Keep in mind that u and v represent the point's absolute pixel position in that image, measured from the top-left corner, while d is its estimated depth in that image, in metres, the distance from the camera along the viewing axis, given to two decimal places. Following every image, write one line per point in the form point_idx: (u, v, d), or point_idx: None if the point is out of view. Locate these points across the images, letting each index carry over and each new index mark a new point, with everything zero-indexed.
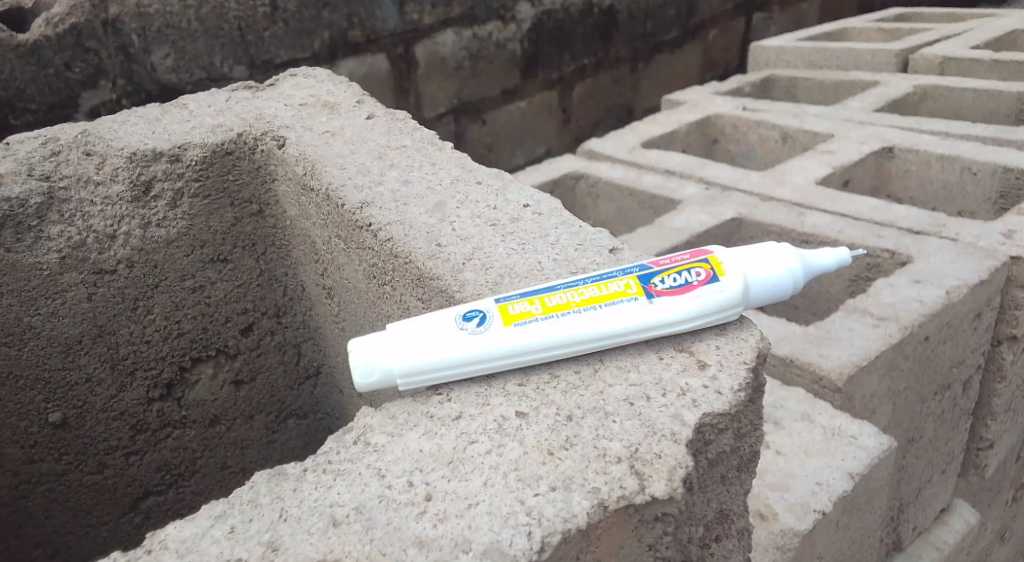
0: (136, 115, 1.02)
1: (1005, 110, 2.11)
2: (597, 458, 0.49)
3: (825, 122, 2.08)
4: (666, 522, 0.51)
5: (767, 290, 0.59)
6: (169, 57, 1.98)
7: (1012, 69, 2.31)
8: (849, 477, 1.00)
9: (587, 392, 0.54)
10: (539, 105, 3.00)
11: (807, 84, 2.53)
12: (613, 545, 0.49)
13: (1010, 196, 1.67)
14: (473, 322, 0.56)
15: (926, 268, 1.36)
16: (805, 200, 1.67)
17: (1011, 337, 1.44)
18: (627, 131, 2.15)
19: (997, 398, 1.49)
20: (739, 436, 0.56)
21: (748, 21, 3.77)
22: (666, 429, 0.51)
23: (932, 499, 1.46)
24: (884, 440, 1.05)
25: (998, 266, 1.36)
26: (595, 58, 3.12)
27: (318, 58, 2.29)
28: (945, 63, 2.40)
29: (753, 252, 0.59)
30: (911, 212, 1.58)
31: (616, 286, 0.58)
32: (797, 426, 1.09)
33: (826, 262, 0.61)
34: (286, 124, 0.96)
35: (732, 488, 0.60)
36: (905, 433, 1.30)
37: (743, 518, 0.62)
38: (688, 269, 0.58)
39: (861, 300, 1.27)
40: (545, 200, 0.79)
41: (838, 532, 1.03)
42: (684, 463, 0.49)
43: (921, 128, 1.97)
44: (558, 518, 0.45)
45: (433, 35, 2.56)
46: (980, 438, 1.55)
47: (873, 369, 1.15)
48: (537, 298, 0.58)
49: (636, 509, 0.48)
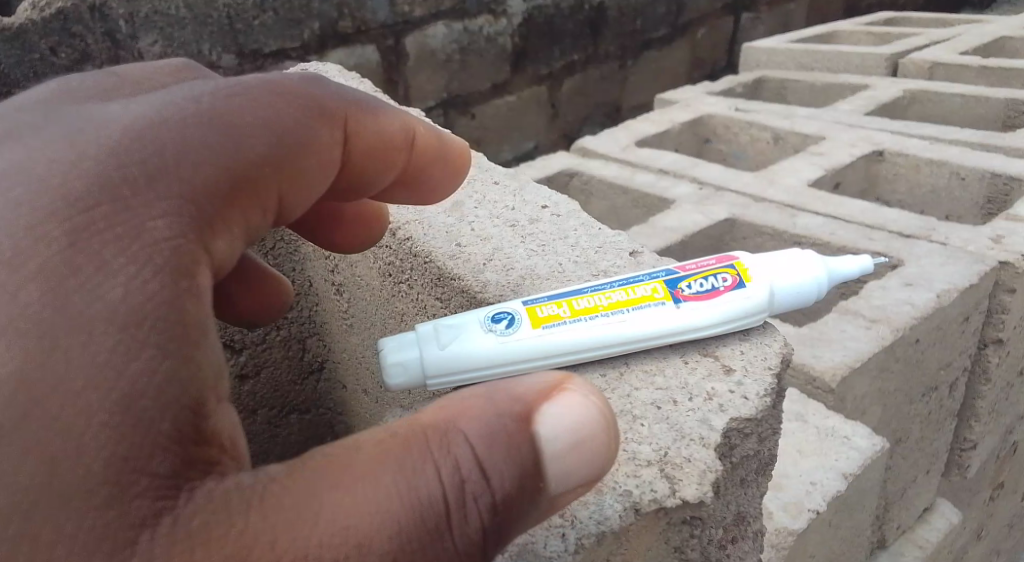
0: None
1: (991, 116, 2.14)
2: (628, 461, 0.50)
3: (816, 124, 2.11)
4: (693, 525, 0.52)
5: (793, 297, 0.59)
6: (157, 44, 1.96)
7: (999, 75, 2.34)
8: (842, 477, 1.02)
9: (613, 395, 0.55)
10: (529, 100, 3.01)
11: (796, 86, 2.56)
12: (643, 546, 0.50)
13: (997, 202, 1.71)
14: (502, 323, 0.56)
15: (915, 271, 1.38)
16: (796, 202, 1.69)
17: (996, 341, 1.47)
18: (620, 130, 2.16)
19: (981, 399, 1.53)
20: (760, 440, 0.57)
21: (737, 20, 3.78)
22: (695, 433, 0.52)
23: (916, 499, 1.49)
24: (877, 441, 1.07)
25: (987, 270, 1.39)
26: (584, 53, 3.13)
27: (306, 48, 2.27)
28: (932, 69, 2.44)
29: (780, 260, 0.60)
30: (901, 215, 1.60)
31: (643, 290, 0.58)
32: (790, 426, 1.11)
33: (847, 270, 0.62)
34: None
35: (750, 490, 0.61)
36: (893, 433, 1.33)
37: (758, 520, 0.63)
38: (715, 274, 0.58)
39: (853, 302, 1.29)
40: (562, 201, 0.80)
41: (829, 531, 1.05)
42: (713, 467, 0.50)
43: (909, 132, 2.00)
44: (592, 520, 0.46)
45: (423, 28, 2.55)
46: (963, 440, 1.58)
47: (865, 371, 1.17)
48: (565, 301, 0.57)
49: (667, 513, 0.49)
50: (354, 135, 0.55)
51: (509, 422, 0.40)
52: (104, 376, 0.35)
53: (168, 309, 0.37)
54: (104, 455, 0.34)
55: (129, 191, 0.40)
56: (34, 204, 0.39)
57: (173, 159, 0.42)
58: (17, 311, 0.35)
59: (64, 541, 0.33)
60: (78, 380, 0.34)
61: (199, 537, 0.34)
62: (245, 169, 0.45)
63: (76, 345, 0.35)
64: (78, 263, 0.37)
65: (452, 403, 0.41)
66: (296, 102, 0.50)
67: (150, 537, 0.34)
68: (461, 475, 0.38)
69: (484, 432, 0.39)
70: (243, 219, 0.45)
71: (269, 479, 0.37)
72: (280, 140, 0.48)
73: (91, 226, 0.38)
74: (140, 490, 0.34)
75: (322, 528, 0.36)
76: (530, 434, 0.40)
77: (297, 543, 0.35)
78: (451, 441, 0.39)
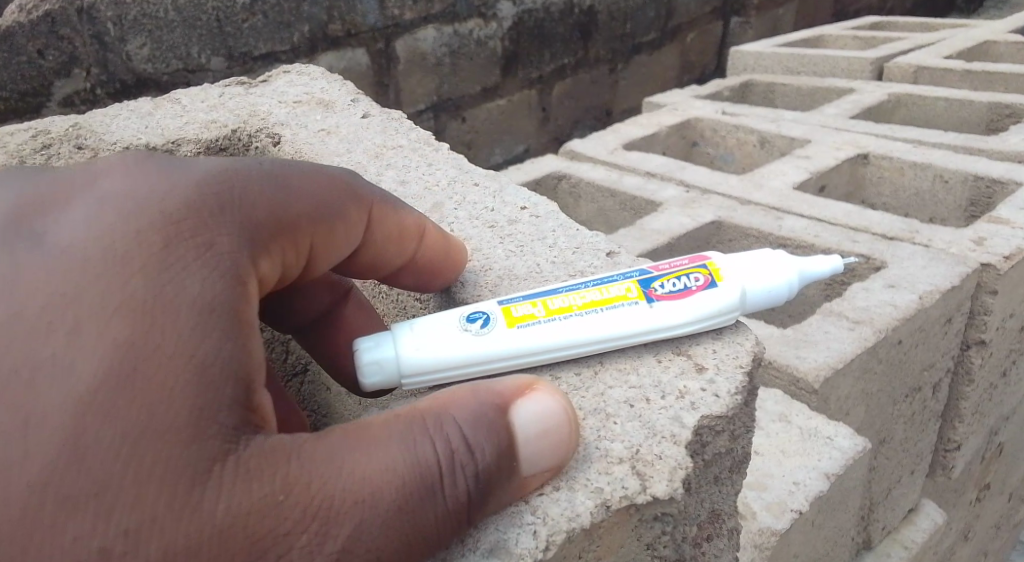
0: (128, 109, 1.01)
1: (975, 119, 2.17)
2: (599, 459, 0.50)
3: (802, 127, 2.13)
4: (665, 522, 0.53)
5: (765, 297, 0.60)
6: (146, 47, 1.96)
7: (983, 79, 2.37)
8: (825, 477, 1.03)
9: (588, 393, 0.56)
10: (519, 103, 3.02)
11: (784, 89, 2.58)
12: (614, 543, 0.51)
13: (980, 204, 1.73)
14: (477, 323, 0.57)
15: (899, 273, 1.39)
16: (782, 204, 1.70)
17: (979, 342, 1.48)
18: (607, 134, 2.17)
19: (964, 400, 1.54)
20: (733, 438, 0.58)
21: (726, 24, 3.80)
22: (667, 431, 0.52)
23: (901, 499, 1.50)
24: (859, 442, 1.08)
25: (969, 272, 1.40)
26: (574, 57, 3.14)
27: (296, 51, 2.27)
28: (917, 73, 2.47)
29: (753, 260, 0.60)
30: (885, 218, 1.61)
31: (616, 290, 0.59)
32: (774, 427, 1.11)
33: (822, 270, 0.62)
34: (281, 120, 0.96)
35: (724, 488, 0.61)
36: (877, 434, 1.34)
37: (733, 518, 0.64)
38: (687, 274, 0.59)
39: (837, 303, 1.30)
40: (542, 202, 0.80)
41: (813, 531, 1.06)
42: (684, 464, 0.51)
43: (894, 136, 2.02)
44: (563, 517, 0.47)
45: (413, 31, 2.56)
46: (947, 440, 1.60)
47: (848, 372, 1.18)
48: (539, 301, 0.58)
49: (638, 510, 0.50)
50: (375, 223, 0.60)
51: (494, 411, 0.45)
52: (190, 346, 0.41)
53: (234, 367, 0.42)
54: (190, 409, 0.40)
55: (203, 213, 0.47)
56: (130, 211, 0.46)
57: (222, 227, 0.47)
58: (105, 341, 0.40)
59: (154, 471, 0.38)
60: (171, 348, 0.41)
61: (251, 477, 0.40)
62: (290, 217, 0.52)
63: (167, 321, 0.41)
64: (156, 311, 0.41)
65: (448, 393, 0.46)
66: (338, 184, 0.57)
67: (218, 474, 0.39)
68: (451, 448, 0.42)
69: (471, 415, 0.44)
70: (280, 256, 0.52)
71: (301, 439, 0.43)
72: (317, 207, 0.54)
73: (176, 234, 0.45)
74: (213, 437, 0.40)
75: (336, 480, 0.41)
76: (510, 421, 0.45)
77: (316, 485, 0.41)
78: (443, 422, 0.43)
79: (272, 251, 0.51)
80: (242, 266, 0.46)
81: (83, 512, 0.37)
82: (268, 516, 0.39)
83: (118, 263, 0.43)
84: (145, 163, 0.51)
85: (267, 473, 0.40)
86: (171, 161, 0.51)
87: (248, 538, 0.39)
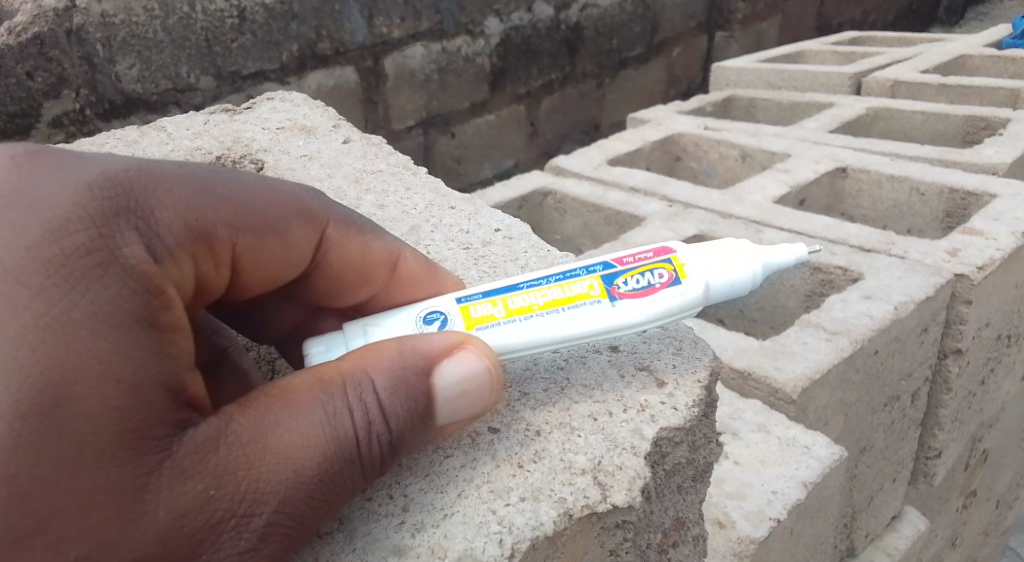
0: (115, 137, 1.04)
1: (952, 131, 2.23)
2: (563, 470, 0.53)
3: (782, 142, 2.17)
4: (626, 529, 0.55)
5: (727, 290, 0.63)
6: (135, 67, 1.98)
7: (959, 92, 2.43)
8: (802, 486, 1.06)
9: (554, 408, 0.58)
10: (507, 119, 3.06)
11: (765, 104, 2.63)
12: (578, 551, 0.54)
13: (956, 215, 1.78)
14: (433, 325, 0.60)
15: (875, 283, 1.43)
16: (762, 218, 1.74)
17: (956, 351, 1.52)
18: (592, 150, 2.21)
19: (943, 408, 1.58)
20: (693, 448, 0.61)
21: (710, 39, 3.87)
22: (628, 443, 0.55)
23: (883, 506, 1.53)
24: (836, 450, 1.11)
25: (943, 282, 1.44)
26: (561, 73, 3.19)
27: (285, 70, 2.31)
28: (894, 87, 2.52)
29: (717, 254, 0.63)
30: (862, 230, 1.65)
31: (579, 287, 0.61)
32: (754, 436, 1.14)
33: (789, 261, 0.65)
34: (264, 147, 1.00)
35: (688, 497, 0.64)
36: (856, 442, 1.37)
37: (698, 525, 0.67)
38: (651, 270, 0.61)
39: (815, 315, 1.34)
40: (515, 223, 0.83)
41: (791, 538, 1.08)
42: (642, 474, 0.54)
43: (872, 149, 2.07)
44: (528, 526, 0.50)
45: (402, 48, 2.60)
46: (928, 448, 1.63)
47: (825, 382, 1.21)
48: (499, 300, 0.60)
49: (599, 517, 0.53)
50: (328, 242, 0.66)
51: (413, 375, 0.51)
52: (113, 372, 0.43)
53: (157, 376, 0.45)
54: (119, 431, 0.43)
55: (101, 222, 0.47)
56: (25, 226, 0.45)
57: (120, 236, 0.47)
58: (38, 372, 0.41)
59: (97, 489, 0.41)
60: (104, 370, 0.43)
61: (186, 477, 0.44)
62: (215, 224, 0.55)
63: (93, 342, 0.43)
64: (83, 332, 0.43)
65: (363, 356, 0.52)
66: (286, 198, 0.62)
67: (156, 481, 0.43)
68: (369, 417, 0.49)
69: (390, 382, 0.50)
70: (194, 263, 0.53)
71: (232, 421, 0.48)
72: (241, 216, 0.57)
73: (70, 250, 0.45)
74: (148, 450, 0.44)
75: (265, 462, 0.46)
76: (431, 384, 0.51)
77: (246, 472, 0.46)
78: (361, 392, 0.49)
79: (190, 260, 0.53)
80: (156, 274, 0.48)
81: (38, 538, 0.40)
82: (204, 509, 0.44)
83: (26, 289, 0.42)
84: (31, 159, 0.48)
85: (199, 471, 0.45)
86: (63, 155, 0.50)
87: (190, 532, 0.44)
